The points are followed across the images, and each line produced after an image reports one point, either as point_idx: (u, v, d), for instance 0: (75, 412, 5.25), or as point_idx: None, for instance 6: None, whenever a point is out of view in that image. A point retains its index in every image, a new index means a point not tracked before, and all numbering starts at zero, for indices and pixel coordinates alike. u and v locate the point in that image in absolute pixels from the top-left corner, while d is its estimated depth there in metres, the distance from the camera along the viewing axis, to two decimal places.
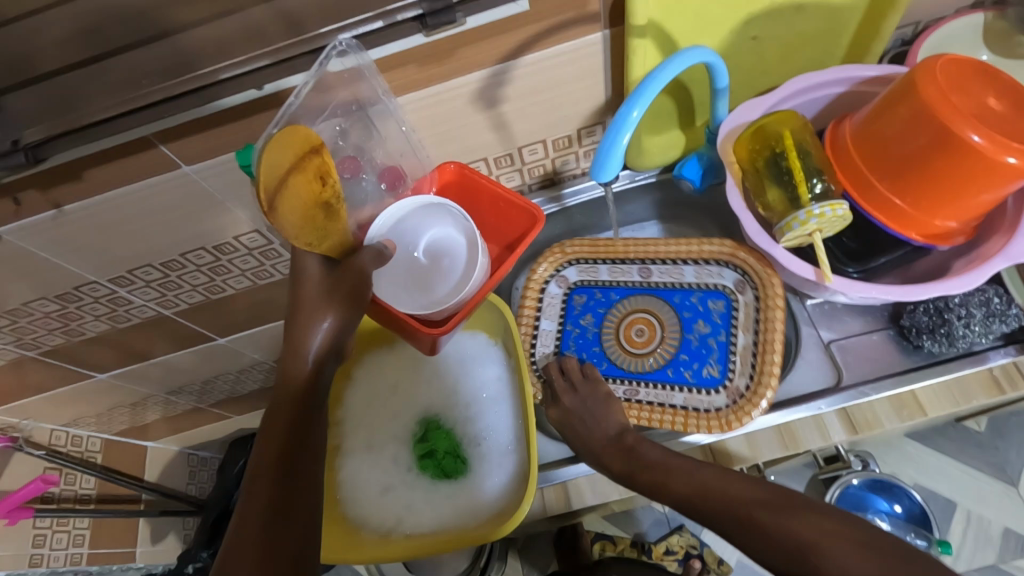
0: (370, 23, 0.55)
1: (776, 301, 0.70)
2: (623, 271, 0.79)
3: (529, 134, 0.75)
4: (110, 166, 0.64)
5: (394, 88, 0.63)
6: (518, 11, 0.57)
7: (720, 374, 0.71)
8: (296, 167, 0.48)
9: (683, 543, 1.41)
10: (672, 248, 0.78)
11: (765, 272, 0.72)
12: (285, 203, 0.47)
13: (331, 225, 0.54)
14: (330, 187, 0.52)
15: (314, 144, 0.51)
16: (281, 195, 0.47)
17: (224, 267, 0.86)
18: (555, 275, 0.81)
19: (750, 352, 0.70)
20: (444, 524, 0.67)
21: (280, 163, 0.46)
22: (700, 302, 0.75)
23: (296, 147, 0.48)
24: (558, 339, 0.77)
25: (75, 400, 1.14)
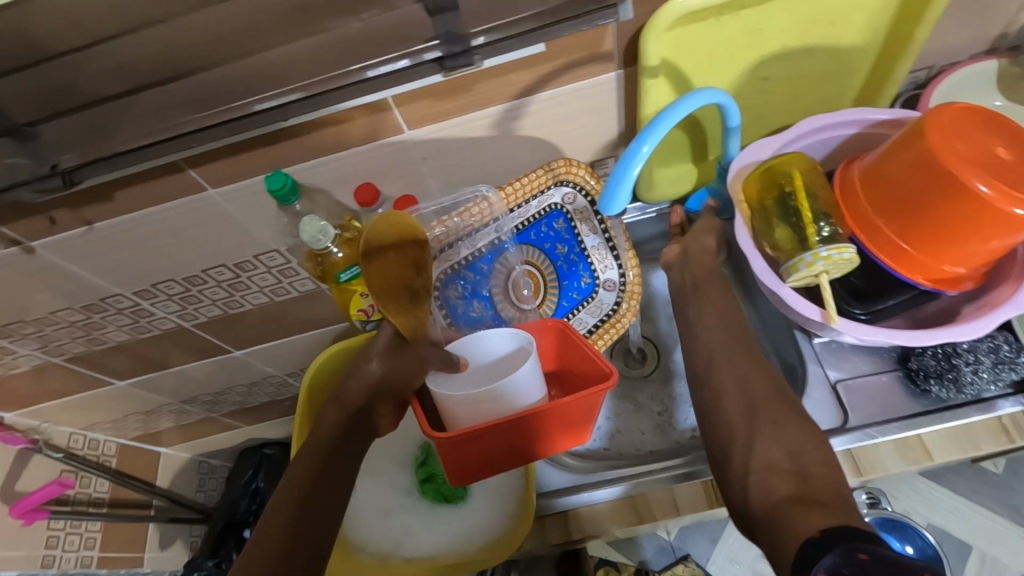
0: (396, 61, 0.56)
1: (637, 287, 0.79)
2: (542, 200, 0.75)
3: (543, 164, 0.77)
4: (138, 188, 0.67)
5: (411, 121, 0.65)
6: (533, 52, 0.59)
7: (592, 280, 0.80)
8: (393, 247, 0.54)
9: (688, 573, 1.43)
10: (536, 180, 0.73)
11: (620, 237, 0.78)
12: (373, 265, 0.53)
13: (413, 313, 0.56)
14: (422, 278, 0.56)
15: (420, 239, 0.56)
16: (376, 260, 0.53)
17: (242, 284, 0.89)
18: (492, 223, 0.72)
19: (603, 248, 0.78)
20: (444, 549, 0.67)
21: (384, 237, 0.54)
22: (548, 228, 0.77)
23: (398, 231, 0.55)
24: (483, 250, 0.73)
25: (95, 405, 1.17)
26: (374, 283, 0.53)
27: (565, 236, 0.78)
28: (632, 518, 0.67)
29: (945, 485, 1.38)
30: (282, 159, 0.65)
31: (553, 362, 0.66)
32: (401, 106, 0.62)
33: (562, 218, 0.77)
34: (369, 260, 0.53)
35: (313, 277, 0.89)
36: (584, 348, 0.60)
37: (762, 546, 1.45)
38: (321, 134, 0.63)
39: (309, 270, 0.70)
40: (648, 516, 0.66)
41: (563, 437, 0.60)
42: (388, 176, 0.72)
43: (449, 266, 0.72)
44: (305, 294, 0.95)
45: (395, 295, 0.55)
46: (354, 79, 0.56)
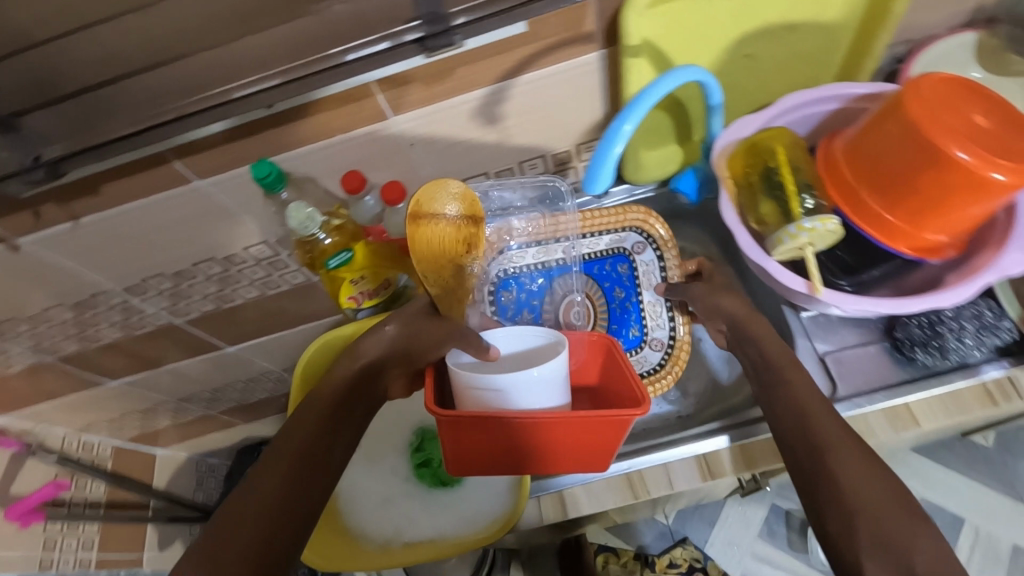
0: (378, 44, 0.56)
1: (686, 345, 0.79)
2: (594, 240, 0.82)
3: (531, 148, 0.77)
4: (125, 181, 0.67)
5: (396, 106, 0.65)
6: (516, 33, 0.59)
7: (640, 335, 0.81)
8: (456, 223, 0.53)
9: (686, 555, 1.41)
10: (609, 219, 0.82)
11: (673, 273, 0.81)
12: (427, 239, 0.51)
13: (456, 282, 0.58)
14: (471, 254, 0.57)
15: (476, 214, 0.55)
16: (433, 232, 0.52)
17: (234, 277, 0.89)
18: (541, 245, 0.78)
19: (658, 306, 0.80)
20: (441, 532, 0.66)
21: (442, 209, 0.52)
22: (610, 269, 0.82)
23: (462, 208, 0.53)
24: (541, 269, 0.79)
25: (90, 406, 1.17)
26: (427, 256, 0.52)
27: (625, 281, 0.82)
28: (627, 495, 0.67)
29: (938, 461, 1.40)
30: (269, 148, 0.65)
31: (597, 379, 0.64)
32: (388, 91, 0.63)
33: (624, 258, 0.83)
34: (422, 229, 0.51)
35: (304, 268, 0.89)
36: (626, 371, 0.58)
37: (759, 526, 1.47)
38: (309, 121, 0.64)
39: (301, 256, 0.72)
40: (643, 493, 0.67)
41: (576, 457, 0.57)
42: (377, 163, 0.72)
43: (504, 270, 0.79)
44: (298, 286, 0.95)
45: (444, 270, 0.55)
46: (333, 63, 0.56)
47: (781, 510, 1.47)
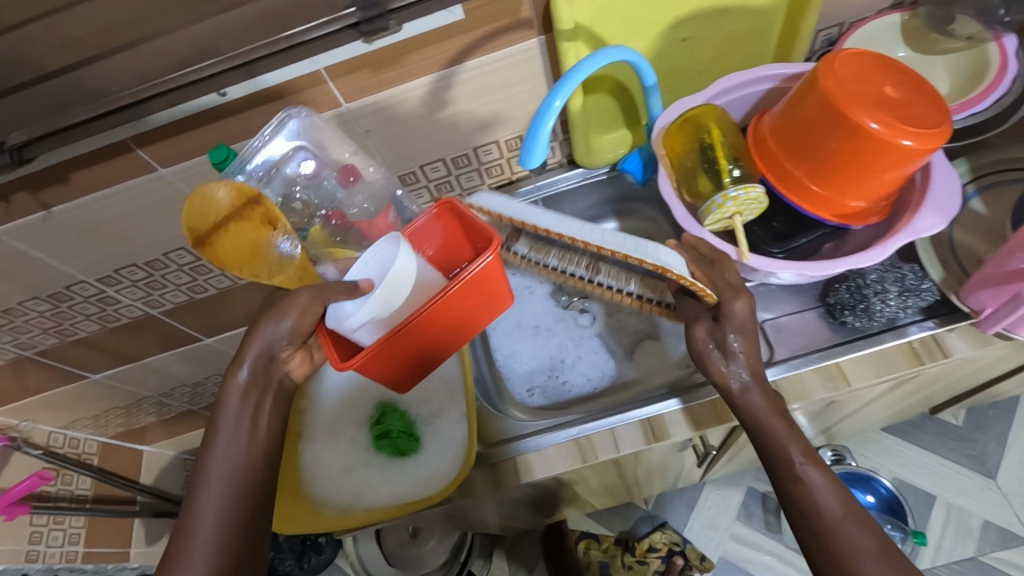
0: (322, 23, 0.60)
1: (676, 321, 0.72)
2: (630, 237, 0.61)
3: (483, 134, 0.81)
4: (91, 170, 0.70)
5: (347, 94, 0.69)
6: (453, 19, 0.63)
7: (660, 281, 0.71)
8: (237, 215, 0.57)
9: (666, 540, 1.43)
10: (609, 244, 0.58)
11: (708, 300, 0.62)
12: (221, 244, 0.57)
13: (285, 260, 0.62)
14: (279, 229, 0.61)
15: (254, 194, 0.58)
16: (220, 238, 0.57)
17: (205, 266, 0.92)
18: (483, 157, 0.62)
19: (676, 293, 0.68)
20: (398, 497, 0.69)
21: (217, 212, 0.56)
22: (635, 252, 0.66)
23: (236, 198, 0.57)
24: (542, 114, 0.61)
25: (73, 401, 1.20)
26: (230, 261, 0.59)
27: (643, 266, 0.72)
28: (576, 459, 0.70)
29: (910, 440, 1.43)
30: (227, 135, 0.69)
31: (459, 245, 0.66)
32: (337, 79, 0.67)
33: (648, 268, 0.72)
34: (211, 243, 0.56)
35: None
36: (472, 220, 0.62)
37: (736, 509, 1.49)
38: (263, 109, 0.67)
39: None
40: (591, 458, 0.70)
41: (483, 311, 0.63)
42: None
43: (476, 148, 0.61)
44: None
45: (260, 255, 0.60)
46: (279, 45, 0.60)
47: (758, 492, 1.50)
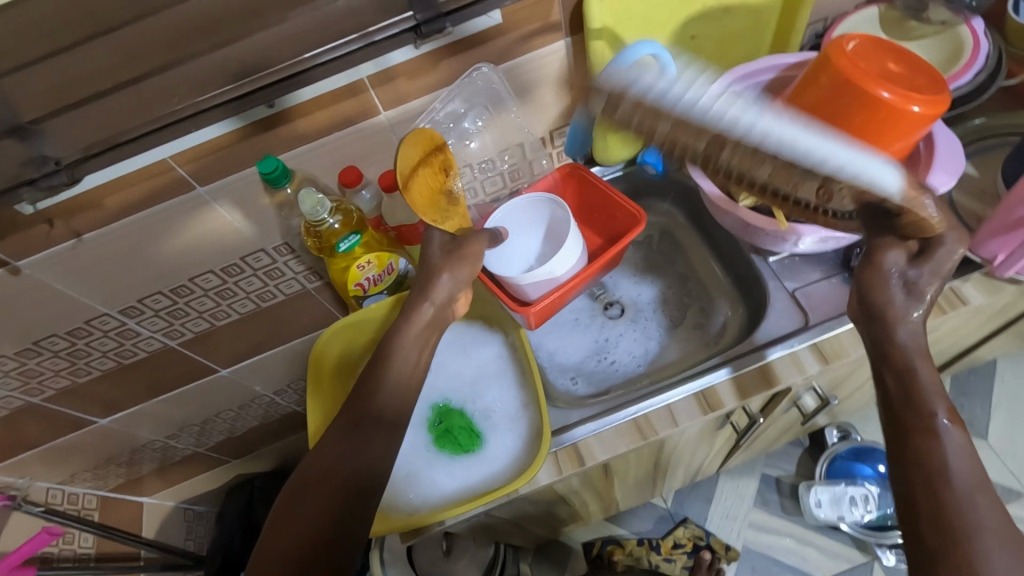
0: (352, 40, 0.61)
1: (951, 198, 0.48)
2: None
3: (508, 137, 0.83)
4: (129, 192, 0.69)
5: (386, 102, 0.71)
6: (491, 24, 0.67)
7: None
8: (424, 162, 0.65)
9: (689, 534, 1.48)
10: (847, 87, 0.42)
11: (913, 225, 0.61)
12: (413, 187, 0.63)
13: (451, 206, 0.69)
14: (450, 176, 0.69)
15: (438, 142, 0.66)
16: (412, 181, 0.63)
17: (229, 290, 0.91)
18: None
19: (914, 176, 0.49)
20: (467, 489, 0.69)
21: (411, 158, 0.62)
22: None
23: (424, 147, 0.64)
24: None
25: (75, 453, 1.13)
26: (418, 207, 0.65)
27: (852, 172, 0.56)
28: (637, 437, 0.72)
29: None
30: (270, 147, 0.70)
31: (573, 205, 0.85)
32: (378, 87, 0.69)
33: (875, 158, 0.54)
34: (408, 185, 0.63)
35: (300, 274, 0.92)
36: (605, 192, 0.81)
37: (753, 497, 1.52)
38: (305, 121, 0.69)
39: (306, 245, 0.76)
40: (652, 434, 0.72)
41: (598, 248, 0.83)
42: (370, 160, 0.77)
43: None
44: (292, 296, 0.97)
45: (436, 201, 0.67)
46: (307, 66, 0.61)
47: (771, 478, 1.53)
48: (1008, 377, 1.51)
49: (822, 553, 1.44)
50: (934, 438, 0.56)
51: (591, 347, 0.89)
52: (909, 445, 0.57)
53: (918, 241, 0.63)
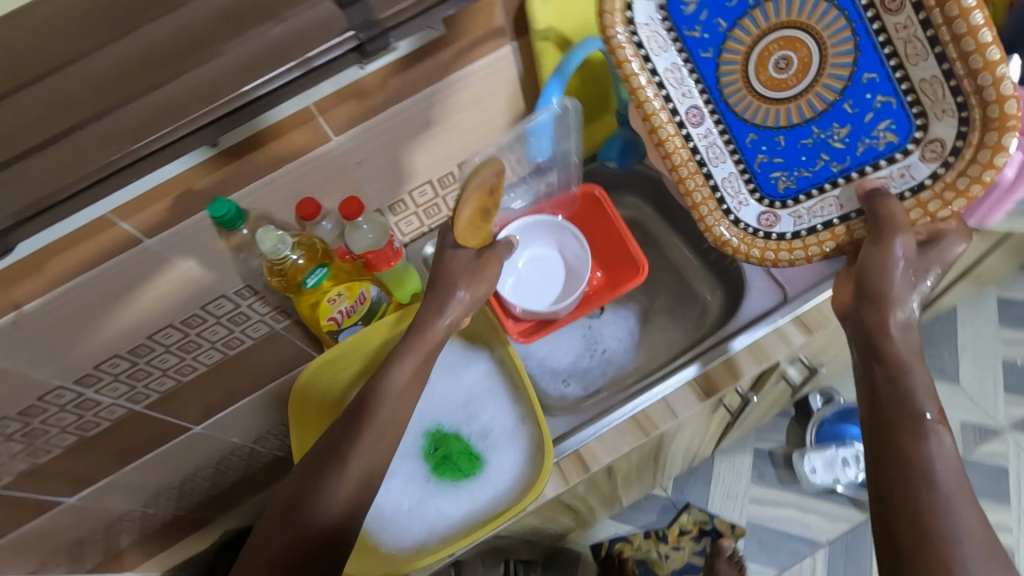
0: (286, 70, 0.55)
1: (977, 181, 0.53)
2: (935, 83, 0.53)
3: (464, 148, 0.82)
4: (69, 254, 0.64)
5: (335, 127, 0.68)
6: (435, 36, 0.65)
7: (899, 139, 0.58)
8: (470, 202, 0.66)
9: (693, 520, 1.49)
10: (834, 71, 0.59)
11: (938, 202, 0.56)
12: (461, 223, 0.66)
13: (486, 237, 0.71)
14: (494, 209, 0.69)
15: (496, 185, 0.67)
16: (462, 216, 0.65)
17: (193, 343, 0.86)
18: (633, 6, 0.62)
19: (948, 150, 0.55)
20: (473, 513, 0.67)
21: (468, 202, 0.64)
22: (868, 102, 0.58)
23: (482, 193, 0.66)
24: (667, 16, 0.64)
25: (43, 540, 1.05)
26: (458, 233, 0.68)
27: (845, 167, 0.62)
28: (639, 435, 0.71)
29: None
30: (220, 187, 0.66)
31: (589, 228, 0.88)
32: (325, 113, 0.66)
33: (900, 138, 0.58)
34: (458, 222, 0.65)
35: (266, 315, 0.88)
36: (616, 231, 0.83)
37: (749, 472, 1.54)
38: (253, 156, 0.65)
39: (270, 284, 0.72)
40: (653, 430, 0.71)
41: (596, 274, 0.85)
42: (326, 188, 0.74)
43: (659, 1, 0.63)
44: (261, 339, 0.93)
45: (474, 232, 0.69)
46: (241, 101, 0.55)
47: (764, 450, 1.55)
48: (968, 320, 1.57)
49: (823, 517, 1.47)
50: (919, 440, 0.51)
51: (578, 349, 0.88)
52: (891, 447, 0.52)
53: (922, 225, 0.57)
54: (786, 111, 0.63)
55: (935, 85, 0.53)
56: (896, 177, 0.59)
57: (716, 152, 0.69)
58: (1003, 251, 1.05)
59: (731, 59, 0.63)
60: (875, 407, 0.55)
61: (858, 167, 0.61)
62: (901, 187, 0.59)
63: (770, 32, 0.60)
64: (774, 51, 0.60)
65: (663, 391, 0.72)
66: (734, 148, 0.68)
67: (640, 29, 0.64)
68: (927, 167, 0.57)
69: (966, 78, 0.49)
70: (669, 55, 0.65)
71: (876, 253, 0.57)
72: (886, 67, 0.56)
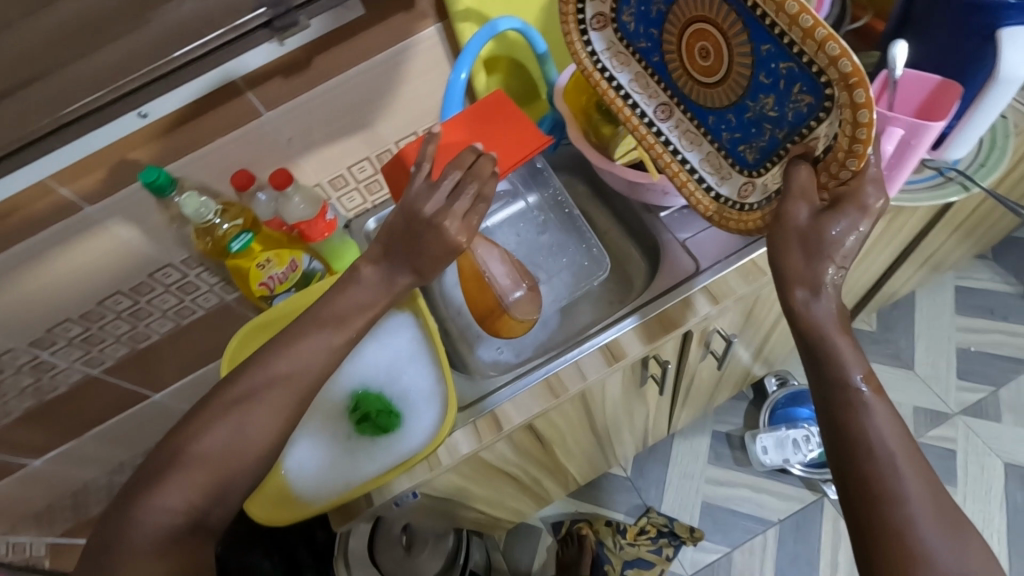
0: (217, 35, 0.63)
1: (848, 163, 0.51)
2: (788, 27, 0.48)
3: (399, 127, 0.85)
4: (12, 219, 0.69)
5: (264, 103, 0.72)
6: (354, 16, 0.69)
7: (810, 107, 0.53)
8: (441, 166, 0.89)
9: (654, 522, 1.50)
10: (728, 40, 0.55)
11: (837, 166, 0.52)
12: None
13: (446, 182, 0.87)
14: None
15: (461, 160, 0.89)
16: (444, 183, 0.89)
17: (144, 311, 0.90)
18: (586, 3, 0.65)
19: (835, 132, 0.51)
20: (390, 464, 0.72)
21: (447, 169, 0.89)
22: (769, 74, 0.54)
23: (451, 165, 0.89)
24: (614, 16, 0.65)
25: (12, 503, 1.10)
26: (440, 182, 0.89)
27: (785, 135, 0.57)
28: (550, 397, 0.75)
29: None
30: (154, 157, 0.71)
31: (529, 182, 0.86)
32: (253, 89, 0.70)
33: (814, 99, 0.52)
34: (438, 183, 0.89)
35: (214, 285, 0.92)
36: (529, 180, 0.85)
37: (706, 454, 1.58)
38: (184, 130, 0.70)
39: (201, 250, 0.80)
40: (563, 392, 0.75)
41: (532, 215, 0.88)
42: (260, 162, 0.79)
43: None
44: (212, 310, 0.97)
45: None
46: (172, 66, 0.63)
47: (721, 433, 1.59)
48: (926, 308, 1.59)
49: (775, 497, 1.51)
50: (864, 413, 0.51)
51: None
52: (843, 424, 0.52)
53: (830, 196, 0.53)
54: (721, 92, 0.60)
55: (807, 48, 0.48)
56: (819, 139, 0.53)
57: (692, 137, 0.67)
58: (937, 233, 1.06)
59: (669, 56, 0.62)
60: (823, 383, 0.53)
61: (796, 133, 0.56)
62: (818, 147, 0.54)
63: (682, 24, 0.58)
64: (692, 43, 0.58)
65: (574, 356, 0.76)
66: (701, 130, 0.66)
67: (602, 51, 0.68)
68: (835, 128, 0.51)
69: (803, 45, 0.48)
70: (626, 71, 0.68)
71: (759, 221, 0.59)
72: (775, 37, 0.50)
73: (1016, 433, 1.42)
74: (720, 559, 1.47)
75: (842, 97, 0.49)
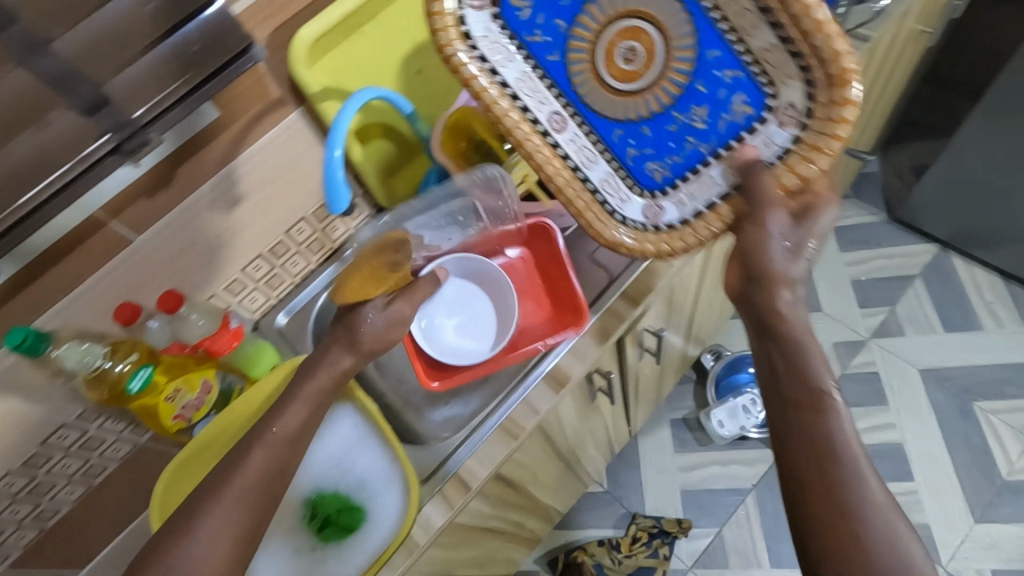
0: (63, 174, 0.59)
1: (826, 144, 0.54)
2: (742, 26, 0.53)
3: (288, 215, 0.83)
4: None
5: (133, 225, 0.68)
6: (208, 118, 0.68)
7: (753, 108, 0.57)
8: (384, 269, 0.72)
9: (644, 526, 1.50)
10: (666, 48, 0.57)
11: (804, 158, 0.55)
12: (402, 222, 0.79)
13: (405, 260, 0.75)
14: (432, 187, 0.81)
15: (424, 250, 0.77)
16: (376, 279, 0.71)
17: (45, 486, 0.79)
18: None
19: (798, 114, 0.55)
20: (364, 564, 0.68)
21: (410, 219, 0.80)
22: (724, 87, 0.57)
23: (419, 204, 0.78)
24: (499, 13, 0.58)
25: None
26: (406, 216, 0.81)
27: (721, 138, 0.60)
28: (509, 440, 0.74)
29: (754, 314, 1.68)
30: (20, 312, 0.64)
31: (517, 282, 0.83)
32: (118, 215, 0.66)
33: (756, 108, 0.57)
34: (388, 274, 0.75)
35: (122, 432, 0.83)
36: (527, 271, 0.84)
37: (671, 444, 1.61)
38: (48, 275, 0.64)
39: (96, 400, 0.70)
40: (519, 431, 0.75)
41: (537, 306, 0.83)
42: (144, 287, 0.73)
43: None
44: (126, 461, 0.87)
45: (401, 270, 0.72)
46: (19, 215, 0.57)
47: (679, 420, 1.64)
48: None
49: (743, 464, 1.56)
50: (818, 412, 0.53)
51: None
52: (792, 419, 0.54)
53: (796, 198, 0.59)
54: (641, 101, 0.60)
55: (776, 52, 0.53)
56: (764, 146, 0.57)
57: (614, 187, 0.65)
58: None
59: (580, 58, 0.59)
60: (782, 378, 0.56)
61: (723, 144, 0.60)
62: (769, 156, 0.57)
63: (610, 23, 0.57)
64: (618, 42, 0.57)
65: (523, 394, 0.77)
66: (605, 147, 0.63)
67: (472, 27, 0.58)
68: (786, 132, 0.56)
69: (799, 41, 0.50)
70: (512, 67, 0.59)
71: (755, 231, 0.57)
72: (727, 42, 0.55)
73: (921, 341, 1.57)
74: (712, 541, 1.50)
75: (820, 96, 0.52)
